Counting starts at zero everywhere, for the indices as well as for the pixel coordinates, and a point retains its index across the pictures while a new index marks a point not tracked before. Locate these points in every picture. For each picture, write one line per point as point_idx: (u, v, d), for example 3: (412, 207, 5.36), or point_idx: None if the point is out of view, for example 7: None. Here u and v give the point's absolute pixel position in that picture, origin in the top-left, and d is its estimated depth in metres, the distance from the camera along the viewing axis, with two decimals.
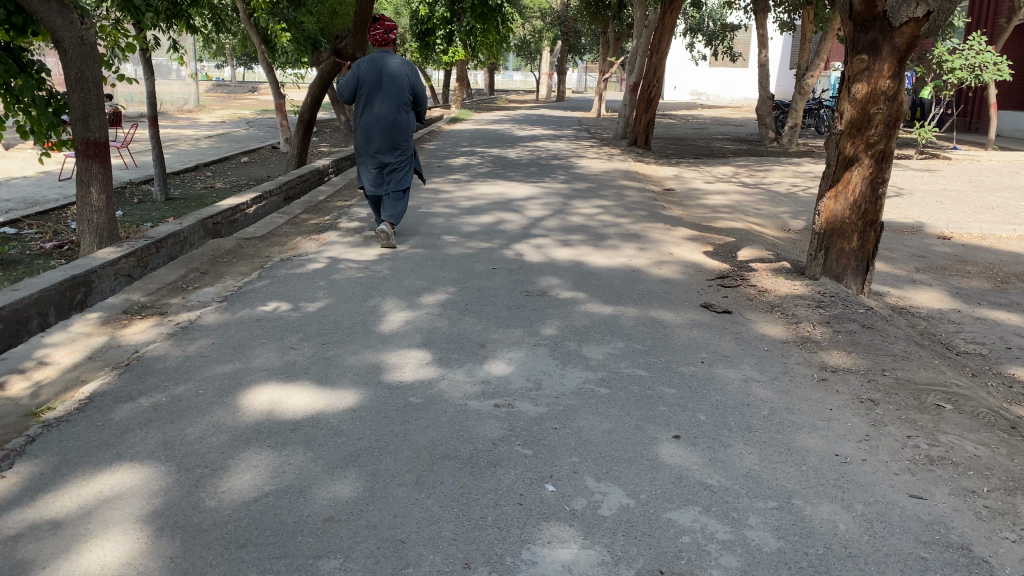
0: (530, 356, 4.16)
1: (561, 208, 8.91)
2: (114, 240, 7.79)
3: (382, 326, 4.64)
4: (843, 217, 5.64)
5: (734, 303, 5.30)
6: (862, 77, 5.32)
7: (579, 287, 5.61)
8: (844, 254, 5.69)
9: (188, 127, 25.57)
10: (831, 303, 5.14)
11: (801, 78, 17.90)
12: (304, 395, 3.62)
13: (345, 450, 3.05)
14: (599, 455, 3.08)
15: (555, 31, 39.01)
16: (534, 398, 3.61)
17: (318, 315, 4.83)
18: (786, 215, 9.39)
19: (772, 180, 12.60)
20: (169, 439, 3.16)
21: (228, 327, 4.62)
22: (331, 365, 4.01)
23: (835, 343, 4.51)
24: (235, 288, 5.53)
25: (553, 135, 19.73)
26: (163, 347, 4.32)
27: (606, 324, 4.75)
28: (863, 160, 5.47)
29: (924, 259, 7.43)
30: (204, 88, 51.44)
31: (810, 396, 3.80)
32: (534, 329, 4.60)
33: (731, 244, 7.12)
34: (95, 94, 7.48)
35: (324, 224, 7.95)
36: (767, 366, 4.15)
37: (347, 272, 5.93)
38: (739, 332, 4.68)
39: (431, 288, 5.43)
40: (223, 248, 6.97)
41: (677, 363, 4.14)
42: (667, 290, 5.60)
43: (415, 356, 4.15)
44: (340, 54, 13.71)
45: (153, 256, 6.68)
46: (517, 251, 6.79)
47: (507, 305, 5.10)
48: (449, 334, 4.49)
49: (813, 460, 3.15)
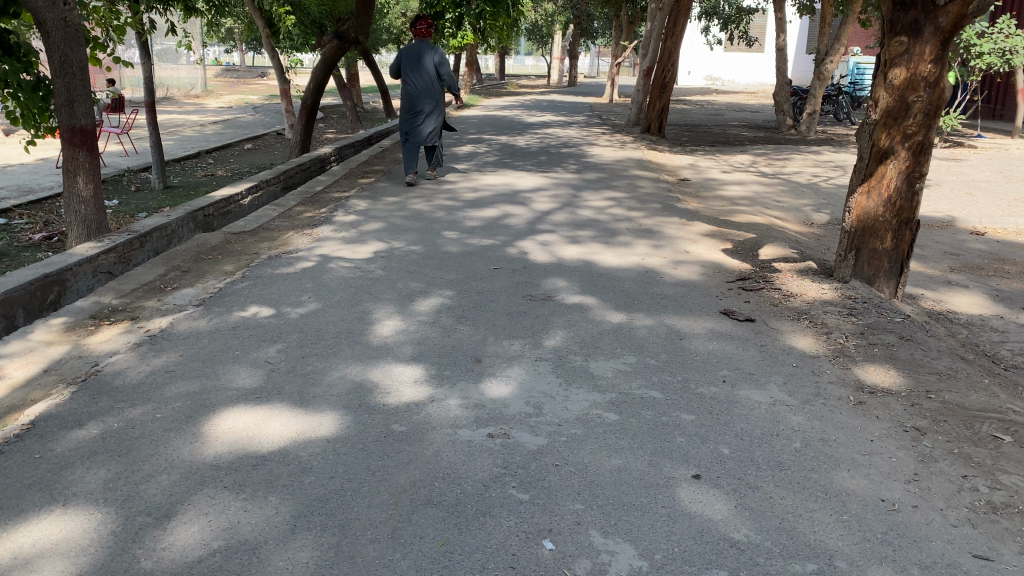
0: (531, 373, 3.74)
1: (571, 200, 8.45)
2: (101, 232, 7.35)
3: (370, 336, 4.21)
4: (876, 214, 5.17)
5: (757, 309, 4.85)
6: (900, 62, 4.84)
7: (588, 290, 5.18)
8: (877, 254, 5.24)
9: (193, 113, 25.21)
10: (863, 311, 4.68)
11: (820, 63, 17.34)
12: (277, 420, 3.22)
13: (313, 494, 2.65)
14: (607, 501, 2.66)
15: (566, 15, 38.42)
16: (533, 427, 3.17)
17: (301, 322, 4.42)
18: (809, 207, 8.91)
19: (791, 170, 12.11)
20: (114, 477, 2.76)
21: (202, 336, 4.20)
22: (311, 382, 3.60)
23: (871, 357, 4.07)
24: (214, 291, 5.11)
25: (563, 122, 19.20)
26: (125, 360, 3.90)
27: (617, 334, 4.32)
28: (899, 153, 5.00)
29: (957, 257, 6.94)
30: (212, 73, 50.93)
31: (845, 424, 3.36)
32: (538, 340, 4.17)
33: (752, 241, 6.66)
34: (80, 79, 7.06)
35: (319, 218, 7.52)
36: (796, 386, 3.71)
37: (338, 272, 5.51)
38: (764, 344, 4.24)
39: (427, 292, 5.00)
40: (209, 244, 6.56)
41: (695, 382, 3.70)
42: (684, 294, 5.15)
43: (405, 371, 3.74)
44: (343, 38, 13.44)
45: (136, 251, 6.29)
46: (521, 248, 6.34)
47: (508, 311, 4.67)
48: (443, 346, 4.07)
49: (855, 507, 2.71)
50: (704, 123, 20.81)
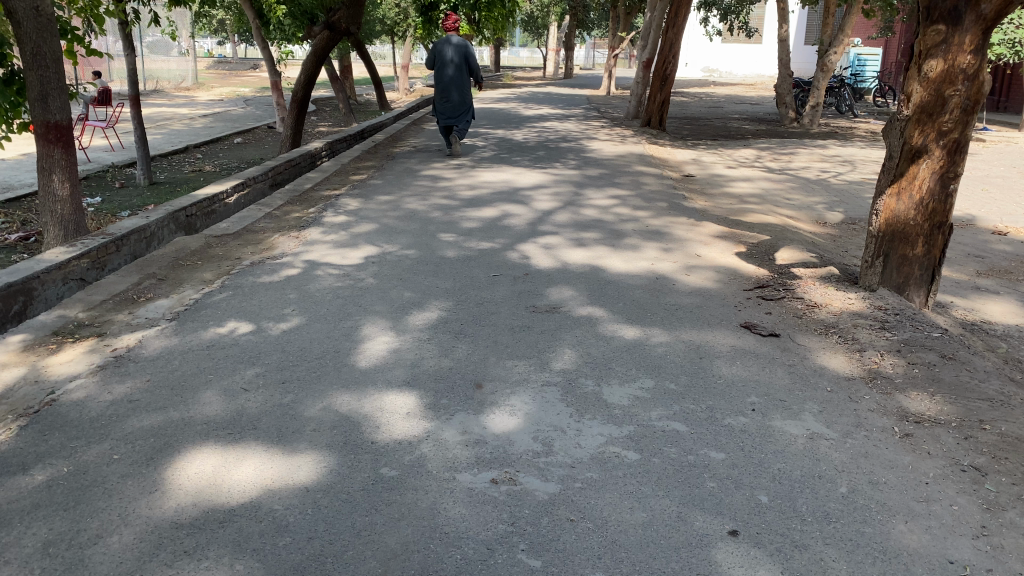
0: (538, 401, 3.35)
1: (573, 199, 8.07)
2: (80, 233, 6.90)
3: (359, 357, 3.81)
4: (907, 218, 4.79)
5: (779, 322, 4.47)
6: (937, 53, 4.44)
7: (596, 300, 4.80)
8: (907, 261, 4.85)
9: (182, 105, 24.63)
10: (897, 326, 4.30)
11: (824, 55, 16.93)
12: (252, 462, 2.83)
13: (287, 562, 2.26)
14: (633, 567, 2.28)
15: (563, 5, 37.83)
16: (543, 470, 2.79)
17: (284, 340, 4.01)
18: (822, 206, 8.52)
19: (798, 165, 11.72)
20: (56, 538, 2.36)
21: (172, 358, 3.80)
22: (292, 414, 3.20)
23: (911, 380, 3.69)
24: (189, 302, 4.70)
25: (561, 114, 18.74)
26: (85, 386, 3.50)
27: (631, 353, 3.93)
28: (933, 151, 4.61)
29: (983, 259, 6.57)
30: (203, 65, 50.15)
31: (895, 462, 2.97)
32: (545, 361, 3.78)
33: (767, 243, 6.27)
34: (54, 72, 6.59)
35: (308, 219, 7.11)
36: (834, 415, 3.33)
37: (326, 280, 5.11)
38: (793, 364, 3.86)
39: (422, 303, 4.61)
40: (189, 248, 6.15)
41: (721, 412, 3.31)
42: (699, 304, 4.77)
43: (397, 399, 3.35)
44: (334, 29, 13.08)
45: (112, 256, 5.87)
46: (523, 252, 5.94)
47: (511, 326, 4.27)
48: (439, 368, 3.67)
49: (919, 572, 2.33)
50: (704, 116, 20.39)
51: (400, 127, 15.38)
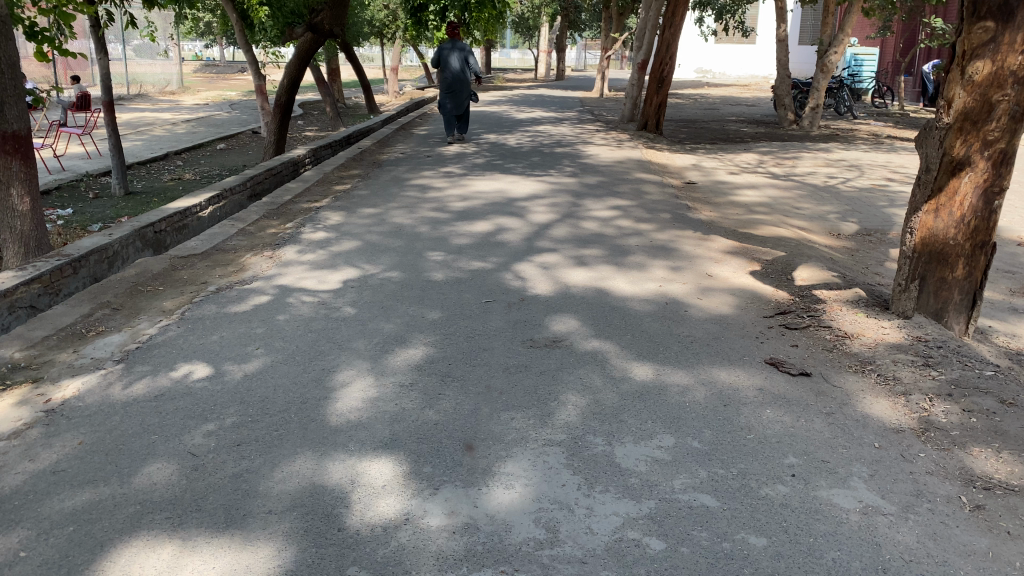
0: (539, 468, 2.82)
1: (571, 210, 7.56)
2: (43, 251, 6.23)
3: (330, 409, 3.28)
4: (946, 237, 4.29)
5: (808, 357, 3.97)
6: (983, 53, 3.95)
7: (601, 331, 4.28)
8: (945, 285, 4.36)
9: (165, 110, 23.97)
10: (943, 362, 3.79)
11: (824, 54, 16.44)
12: (189, 561, 2.31)
13: None
14: None
15: (554, 6, 37.25)
16: (548, 570, 2.28)
17: (244, 387, 3.48)
18: (834, 215, 8.04)
19: (803, 170, 11.23)
20: None
21: (113, 413, 3.27)
22: (246, 489, 2.68)
23: (970, 430, 3.18)
24: (143, 340, 4.15)
25: (553, 117, 18.22)
26: (4, 454, 2.95)
27: (644, 399, 3.41)
28: (978, 163, 4.12)
29: (1014, 275, 6.10)
30: (190, 69, 49.49)
31: (972, 547, 2.46)
32: (547, 412, 3.26)
33: (782, 260, 5.77)
34: (10, 77, 5.96)
35: (285, 236, 6.58)
36: (887, 481, 2.82)
37: (300, 309, 4.58)
38: (831, 412, 3.35)
39: (405, 338, 4.09)
40: (152, 271, 5.59)
41: (756, 480, 2.80)
42: (715, 336, 4.26)
43: (372, 466, 2.82)
44: (316, 30, 12.65)
45: (68, 279, 5.29)
46: (519, 274, 5.43)
47: (506, 365, 3.75)
48: (423, 423, 3.14)
49: None
50: (700, 118, 19.90)
51: (389, 132, 14.84)
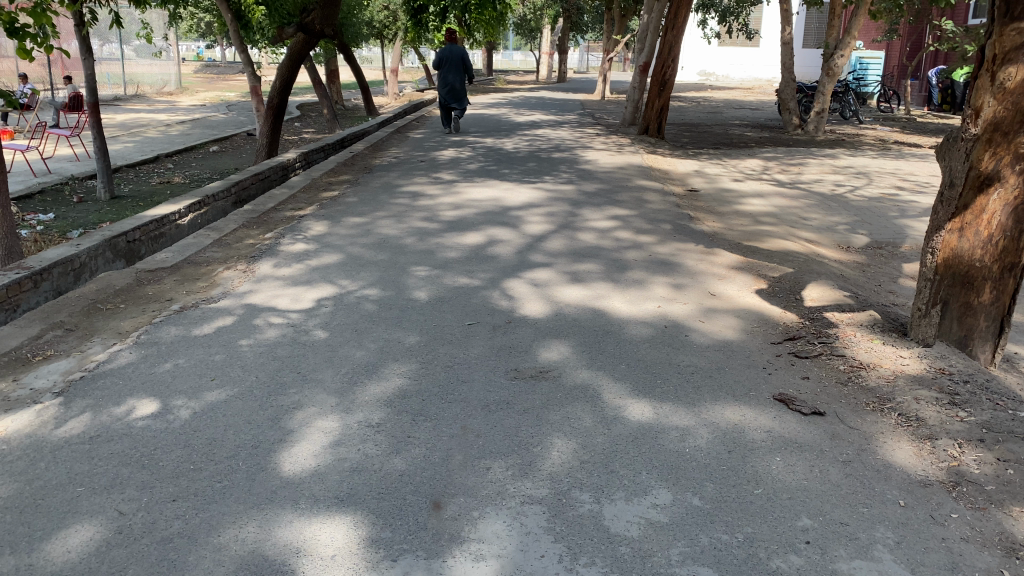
0: (515, 534, 2.45)
1: (568, 220, 7.20)
2: (12, 260, 5.88)
3: (284, 456, 2.90)
4: (972, 258, 3.89)
5: (820, 391, 3.60)
6: (1018, 57, 3.58)
7: (593, 360, 3.91)
8: (970, 310, 3.97)
9: (161, 111, 23.65)
10: (971, 401, 3.41)
11: (830, 57, 16.03)
12: None
13: None
14: None
15: (556, 9, 36.86)
16: None
17: (190, 428, 3.11)
18: (843, 227, 7.66)
19: (810, 177, 10.84)
20: None
21: (41, 458, 2.90)
22: (173, 560, 2.31)
23: (1009, 486, 2.79)
24: (89, 367, 3.78)
25: (554, 121, 17.84)
26: None
27: (638, 445, 3.04)
28: (1008, 178, 3.73)
29: None
30: (190, 69, 49.07)
31: None
32: (529, 460, 2.89)
33: (790, 277, 5.40)
34: None
35: (262, 247, 6.20)
36: (916, 551, 2.45)
37: (267, 333, 4.21)
38: (851, 462, 2.97)
39: (377, 369, 3.71)
40: (116, 287, 5.22)
41: (766, 549, 2.42)
42: (720, 365, 3.89)
43: (323, 529, 2.46)
44: (308, 30, 12.25)
45: (27, 295, 4.91)
46: (508, 291, 5.06)
47: (485, 402, 3.38)
48: (386, 474, 2.77)
49: None
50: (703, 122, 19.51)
51: (384, 134, 14.48)
